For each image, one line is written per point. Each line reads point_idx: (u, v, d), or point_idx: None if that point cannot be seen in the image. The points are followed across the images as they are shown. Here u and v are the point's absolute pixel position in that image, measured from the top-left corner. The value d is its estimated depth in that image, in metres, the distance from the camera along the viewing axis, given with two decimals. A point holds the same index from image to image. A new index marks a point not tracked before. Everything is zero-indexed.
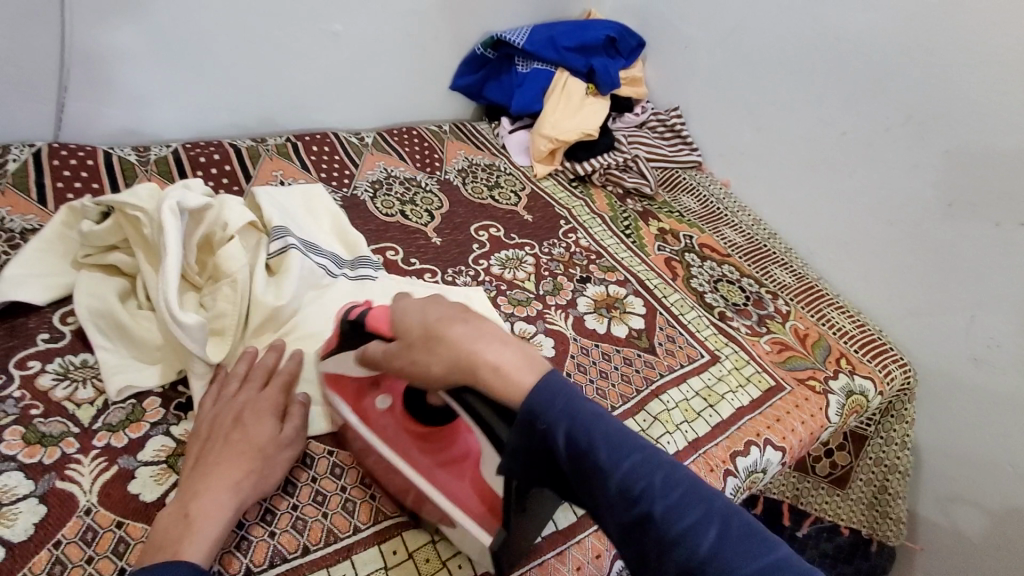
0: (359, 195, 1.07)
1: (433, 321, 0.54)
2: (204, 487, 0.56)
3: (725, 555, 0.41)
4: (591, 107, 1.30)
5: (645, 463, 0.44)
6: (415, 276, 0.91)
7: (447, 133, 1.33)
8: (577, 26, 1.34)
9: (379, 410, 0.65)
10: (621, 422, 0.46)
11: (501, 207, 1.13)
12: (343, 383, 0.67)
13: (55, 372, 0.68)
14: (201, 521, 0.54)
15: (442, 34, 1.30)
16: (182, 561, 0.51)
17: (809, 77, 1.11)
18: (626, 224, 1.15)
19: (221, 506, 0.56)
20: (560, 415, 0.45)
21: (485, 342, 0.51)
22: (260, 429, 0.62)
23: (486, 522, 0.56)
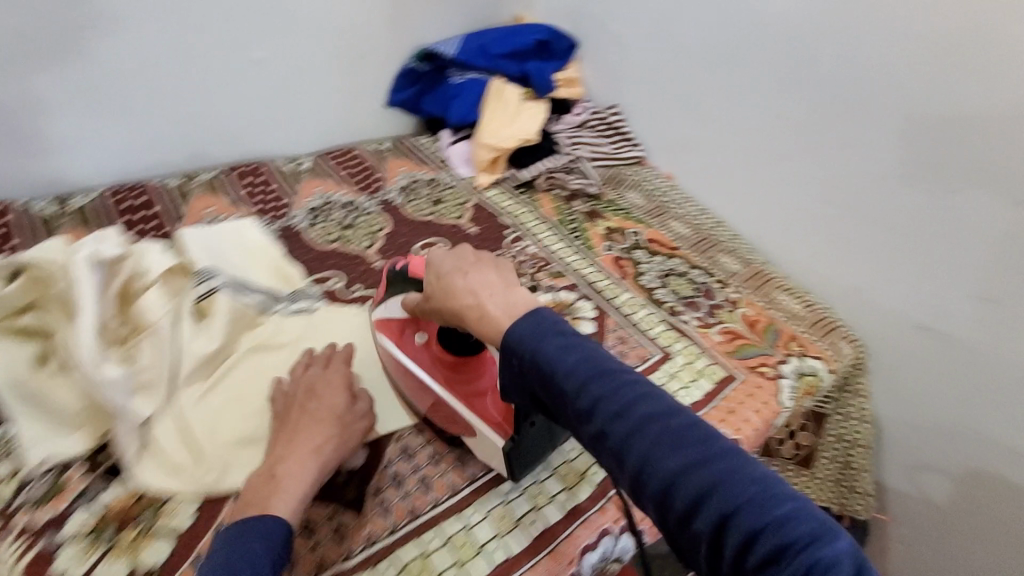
0: (295, 224, 1.04)
1: (448, 269, 0.63)
2: (290, 455, 0.64)
3: (666, 456, 0.46)
4: (528, 111, 1.28)
5: (600, 378, 0.50)
6: (357, 303, 0.88)
7: (388, 151, 1.31)
8: (508, 31, 1.35)
9: (416, 343, 0.73)
10: (582, 348, 0.53)
11: (446, 222, 1.11)
12: (389, 324, 0.76)
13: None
14: (286, 481, 0.62)
15: (371, 52, 1.27)
16: (272, 514, 0.59)
17: (734, 64, 1.13)
18: (574, 227, 1.14)
19: (303, 470, 0.63)
20: (525, 348, 0.54)
21: (471, 289, 0.60)
22: (331, 403, 0.69)
23: (500, 430, 0.67)
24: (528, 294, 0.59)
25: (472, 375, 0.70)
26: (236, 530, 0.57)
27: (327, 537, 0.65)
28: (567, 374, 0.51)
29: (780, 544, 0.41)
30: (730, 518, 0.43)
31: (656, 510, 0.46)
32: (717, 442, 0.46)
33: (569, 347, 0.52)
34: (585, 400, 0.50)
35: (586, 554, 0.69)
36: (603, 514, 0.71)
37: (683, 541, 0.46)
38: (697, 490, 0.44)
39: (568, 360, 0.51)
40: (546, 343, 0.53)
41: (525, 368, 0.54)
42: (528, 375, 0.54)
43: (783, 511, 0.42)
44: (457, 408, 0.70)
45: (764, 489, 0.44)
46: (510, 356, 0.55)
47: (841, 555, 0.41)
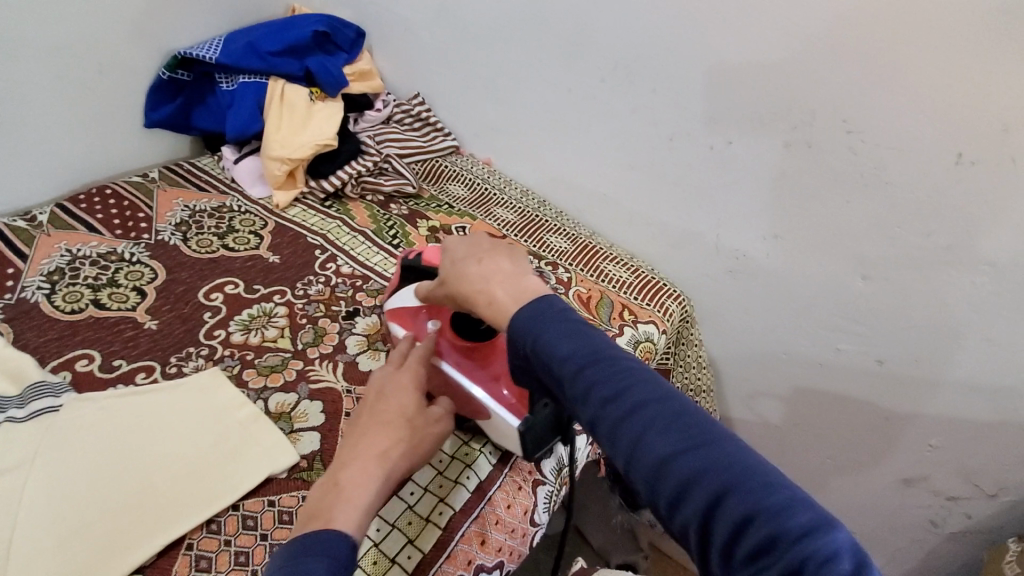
0: (28, 297, 0.82)
1: (462, 256, 0.61)
2: (358, 463, 0.55)
3: (659, 438, 0.43)
4: (320, 115, 1.14)
5: (599, 363, 0.48)
6: (121, 384, 0.71)
7: (156, 181, 1.09)
8: (281, 25, 1.17)
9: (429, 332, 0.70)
10: (582, 332, 0.50)
11: (238, 256, 0.94)
12: (402, 313, 0.73)
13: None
14: (351, 489, 0.53)
15: (101, 67, 1.05)
16: (335, 527, 0.50)
17: (509, 43, 1.09)
18: (392, 233, 1.04)
19: (367, 481, 0.54)
20: (523, 335, 0.51)
21: (482, 272, 0.57)
22: (405, 400, 0.60)
23: (516, 410, 0.62)
24: (541, 283, 0.56)
25: (485, 361, 0.66)
26: (296, 542, 0.49)
27: None
28: (566, 358, 0.48)
29: (771, 534, 0.38)
30: (720, 508, 0.40)
31: (648, 494, 0.44)
32: (714, 430, 0.43)
33: (568, 333, 0.49)
34: (580, 383, 0.47)
35: None
36: (466, 539, 0.63)
37: (673, 528, 0.43)
38: (684, 474, 0.41)
39: (567, 345, 0.49)
40: (546, 328, 0.50)
41: (528, 356, 0.52)
42: (529, 361, 0.52)
43: (780, 497, 0.39)
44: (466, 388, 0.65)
45: (759, 478, 0.40)
46: (513, 344, 0.53)
47: (842, 550, 0.36)
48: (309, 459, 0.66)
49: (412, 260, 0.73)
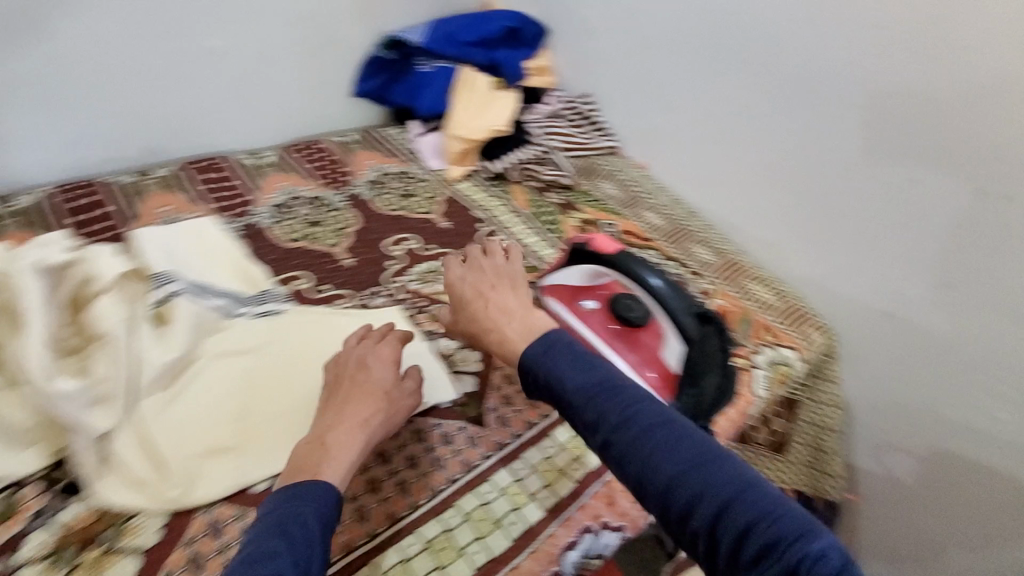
0: (259, 221, 1.00)
1: (468, 294, 0.70)
2: (344, 425, 0.61)
3: (667, 459, 0.51)
4: (498, 102, 1.23)
5: (607, 392, 0.55)
6: (326, 304, 0.86)
7: (356, 143, 1.27)
8: (477, 17, 1.29)
9: (585, 310, 0.79)
10: (591, 365, 0.58)
11: (417, 217, 1.08)
12: (560, 289, 0.83)
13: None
14: (337, 448, 0.59)
15: (332, 37, 1.22)
16: (325, 480, 0.56)
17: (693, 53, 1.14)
18: (549, 219, 1.13)
19: (349, 441, 0.60)
20: (542, 364, 0.59)
21: (496, 312, 0.67)
22: (385, 374, 0.67)
23: (663, 393, 0.72)
24: (544, 319, 0.65)
25: (637, 345, 0.75)
26: (288, 490, 0.55)
27: None
28: (578, 388, 0.56)
29: (769, 539, 0.46)
30: (726, 516, 0.47)
31: (658, 509, 0.51)
32: (712, 450, 0.51)
33: (581, 366, 0.57)
34: (592, 412, 0.55)
35: (565, 553, 0.65)
36: (597, 497, 0.70)
37: (681, 535, 0.50)
38: (691, 490, 0.49)
39: (578, 377, 0.57)
40: (557, 361, 0.59)
41: (542, 384, 0.59)
42: (545, 391, 0.59)
43: (768, 505, 0.47)
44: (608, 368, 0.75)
45: (755, 493, 0.48)
46: (529, 373, 0.61)
47: (827, 550, 0.45)
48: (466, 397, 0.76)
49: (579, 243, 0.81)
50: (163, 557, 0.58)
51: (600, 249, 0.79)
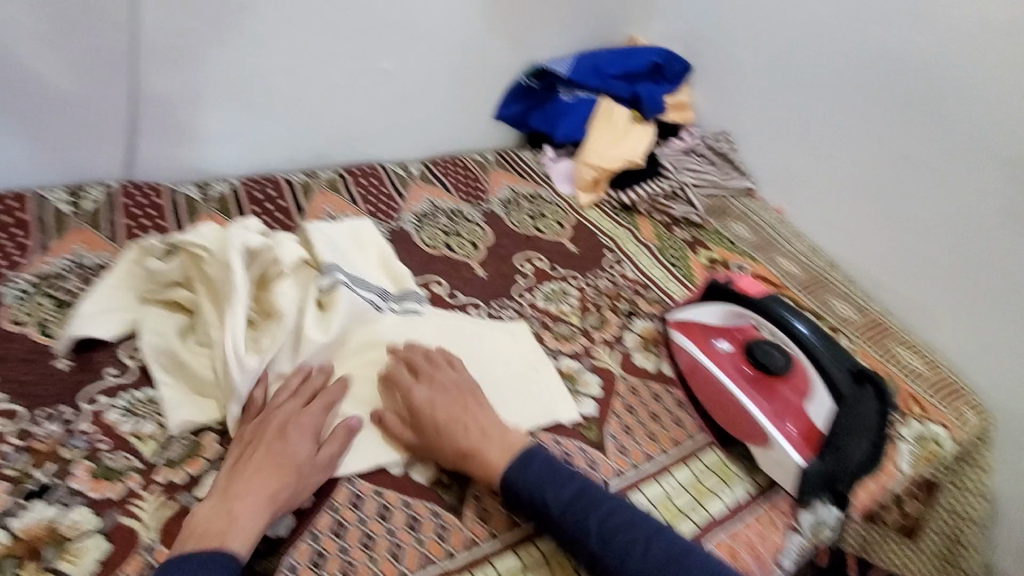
0: (405, 227, 1.09)
1: (439, 417, 0.69)
2: (255, 499, 0.60)
3: (647, 563, 0.60)
4: (636, 133, 1.26)
5: (589, 505, 0.64)
6: (461, 311, 0.92)
7: (491, 163, 1.33)
8: (623, 51, 1.32)
9: (720, 351, 0.79)
10: (564, 479, 0.66)
11: (546, 238, 1.12)
12: (693, 326, 0.83)
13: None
14: (240, 518, 0.58)
15: (486, 62, 1.29)
16: (227, 552, 0.56)
17: (858, 104, 1.11)
18: (675, 254, 1.12)
19: (253, 514, 0.59)
20: (527, 479, 0.66)
21: (476, 438, 0.68)
22: (304, 445, 0.65)
23: (803, 451, 0.71)
24: (520, 436, 0.70)
25: (775, 396, 0.74)
26: (186, 556, 0.55)
27: (430, 533, 0.65)
28: (558, 502, 0.64)
29: None
30: None
31: None
32: (679, 545, 0.62)
33: (560, 484, 0.65)
34: (575, 527, 0.63)
35: None
36: (719, 547, 0.68)
37: None
38: None
39: (559, 493, 0.64)
40: (534, 476, 0.66)
41: (523, 500, 0.66)
42: (529, 509, 0.66)
43: None
44: (741, 408, 0.75)
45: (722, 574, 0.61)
46: (508, 492, 0.66)
47: None
48: (587, 419, 0.77)
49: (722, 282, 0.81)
50: (312, 519, 0.64)
51: (745, 292, 0.80)
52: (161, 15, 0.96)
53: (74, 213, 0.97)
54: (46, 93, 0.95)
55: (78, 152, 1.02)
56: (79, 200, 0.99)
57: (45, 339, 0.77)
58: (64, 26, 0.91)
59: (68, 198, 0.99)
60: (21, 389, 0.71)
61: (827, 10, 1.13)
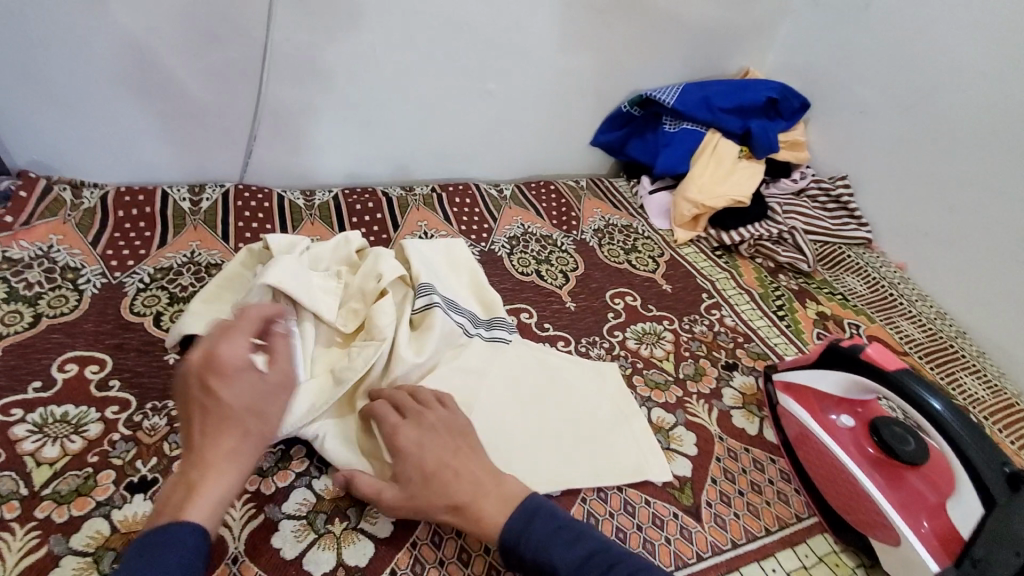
0: (496, 250, 1.07)
1: (428, 467, 0.61)
2: (215, 464, 0.54)
3: None
4: (743, 171, 1.20)
5: (604, 568, 0.55)
6: (548, 344, 0.89)
7: (584, 189, 1.29)
8: (735, 84, 1.25)
9: (837, 423, 0.74)
10: (569, 534, 0.58)
11: (639, 274, 1.07)
12: (806, 392, 0.77)
13: (31, 423, 0.67)
14: (201, 484, 0.53)
15: (591, 89, 1.27)
16: (191, 524, 0.51)
17: (1012, 164, 1.00)
18: (779, 304, 1.04)
19: (216, 475, 0.54)
20: (530, 542, 0.57)
21: (467, 488, 0.60)
22: (241, 391, 0.56)
23: (937, 555, 0.62)
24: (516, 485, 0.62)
25: (900, 484, 0.67)
26: (146, 538, 0.50)
27: None
28: (567, 564, 0.56)
29: None
30: None
31: None
32: None
33: (566, 543, 0.57)
34: None
35: None
36: None
37: None
38: None
39: (565, 554, 0.56)
40: (539, 534, 0.58)
41: (526, 565, 0.57)
42: (534, 575, 0.57)
43: None
44: (862, 490, 0.68)
45: None
46: (510, 553, 0.58)
47: None
48: (681, 481, 0.72)
49: (837, 345, 0.74)
50: (393, 553, 0.62)
51: (881, 363, 0.69)
52: (291, 31, 1.00)
53: (193, 211, 1.03)
54: (182, 97, 1.01)
55: (203, 154, 1.09)
56: (197, 199, 1.05)
57: (158, 331, 0.81)
58: (207, 38, 0.97)
59: (188, 196, 1.05)
60: (133, 380, 0.74)
61: (984, 57, 1.02)
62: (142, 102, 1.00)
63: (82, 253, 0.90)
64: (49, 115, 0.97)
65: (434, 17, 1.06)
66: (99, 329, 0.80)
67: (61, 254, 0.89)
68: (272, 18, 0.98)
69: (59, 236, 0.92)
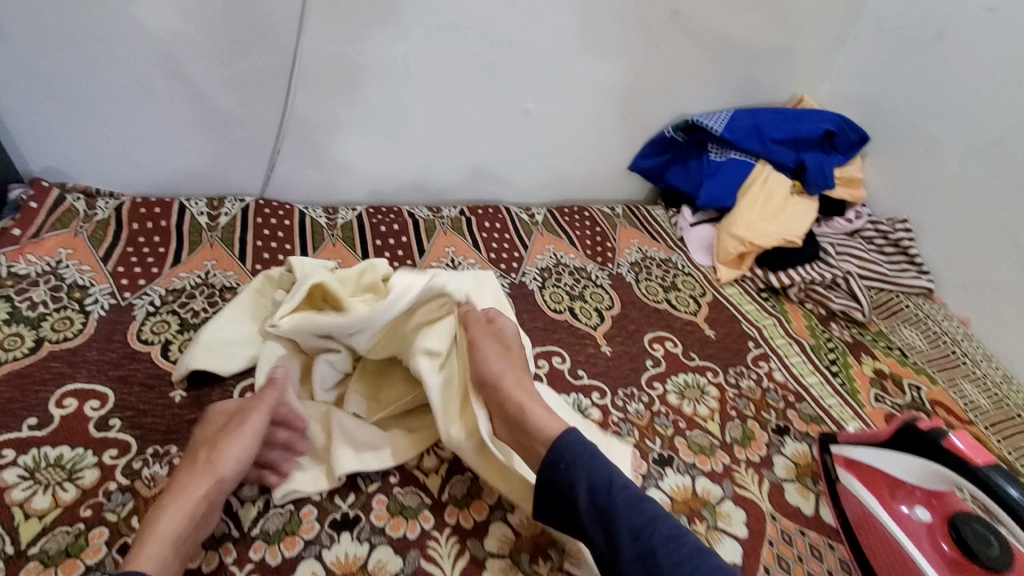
0: (527, 282, 1.00)
1: (521, 355, 0.72)
2: (162, 504, 0.56)
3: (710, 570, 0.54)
4: (795, 208, 1.12)
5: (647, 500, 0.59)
6: (581, 395, 0.81)
7: (620, 217, 1.22)
8: (790, 114, 1.18)
9: (908, 515, 0.68)
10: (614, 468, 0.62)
11: (680, 315, 1.00)
12: (875, 474, 0.72)
13: (23, 468, 0.61)
14: (152, 524, 0.54)
15: (634, 110, 1.19)
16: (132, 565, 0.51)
17: None
18: (833, 358, 0.98)
19: (165, 512, 0.55)
20: (586, 458, 0.61)
21: (522, 389, 0.68)
22: (206, 431, 0.62)
23: None
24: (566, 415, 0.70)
25: None
26: None
27: None
28: (620, 485, 0.59)
29: None
30: None
31: None
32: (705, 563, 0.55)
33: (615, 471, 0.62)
34: (638, 516, 0.57)
35: None
36: None
37: None
38: None
39: (619, 475, 0.60)
40: (599, 465, 0.61)
41: (573, 470, 0.60)
42: (578, 486, 0.59)
43: None
44: None
45: None
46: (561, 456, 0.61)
47: None
48: None
49: (914, 424, 0.69)
50: None
51: (968, 456, 0.64)
52: (323, 40, 0.94)
53: (210, 226, 0.97)
54: (205, 106, 0.96)
55: (225, 166, 1.04)
56: (215, 214, 0.99)
57: (165, 364, 0.75)
58: (236, 45, 0.91)
59: (206, 210, 0.99)
60: (134, 419, 0.68)
61: None
62: (163, 109, 0.95)
63: (90, 270, 0.85)
64: (66, 120, 0.92)
65: (475, 31, 1.00)
66: (104, 359, 0.74)
67: (69, 270, 0.84)
68: (304, 26, 0.92)
69: (70, 250, 0.86)
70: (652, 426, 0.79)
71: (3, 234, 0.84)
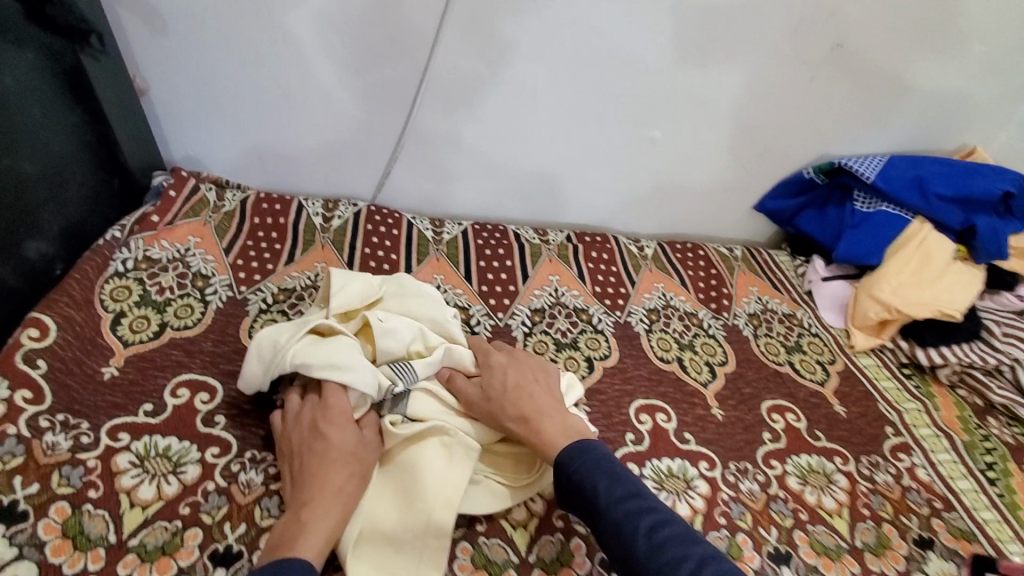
0: (633, 323, 0.93)
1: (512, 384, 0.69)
2: (310, 494, 0.57)
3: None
4: (954, 275, 0.98)
5: (639, 501, 0.57)
6: (688, 462, 0.73)
7: (738, 259, 1.11)
8: (959, 166, 1.01)
9: None
10: (618, 467, 0.61)
11: (804, 384, 0.88)
12: None
13: (134, 454, 0.63)
14: (313, 524, 0.55)
15: (771, 148, 1.09)
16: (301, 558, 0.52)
17: None
18: (990, 460, 0.84)
19: (326, 513, 0.56)
20: (586, 464, 0.61)
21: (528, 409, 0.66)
22: (349, 436, 0.62)
23: None
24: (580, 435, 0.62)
25: None
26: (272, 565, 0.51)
27: None
28: (610, 494, 0.58)
29: None
30: None
31: None
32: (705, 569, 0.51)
33: (612, 475, 0.60)
34: (624, 521, 0.56)
35: None
36: None
37: None
38: None
39: (611, 479, 0.59)
40: (592, 462, 0.61)
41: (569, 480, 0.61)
42: (575, 494, 0.60)
43: None
44: None
45: None
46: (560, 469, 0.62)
47: None
48: None
49: None
50: None
51: None
52: (454, 57, 0.93)
53: (323, 228, 0.98)
54: (334, 111, 0.97)
55: (344, 171, 1.05)
56: (330, 216, 1.01)
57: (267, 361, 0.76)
58: (371, 56, 0.92)
59: (321, 211, 1.01)
60: (239, 419, 0.69)
61: None
62: (295, 111, 0.97)
63: (214, 261, 0.88)
64: (207, 113, 0.96)
65: (610, 57, 0.95)
66: (216, 352, 0.76)
67: (195, 259, 0.87)
68: (436, 46, 0.91)
69: (198, 238, 0.90)
70: (768, 512, 0.70)
71: (143, 219, 0.89)
